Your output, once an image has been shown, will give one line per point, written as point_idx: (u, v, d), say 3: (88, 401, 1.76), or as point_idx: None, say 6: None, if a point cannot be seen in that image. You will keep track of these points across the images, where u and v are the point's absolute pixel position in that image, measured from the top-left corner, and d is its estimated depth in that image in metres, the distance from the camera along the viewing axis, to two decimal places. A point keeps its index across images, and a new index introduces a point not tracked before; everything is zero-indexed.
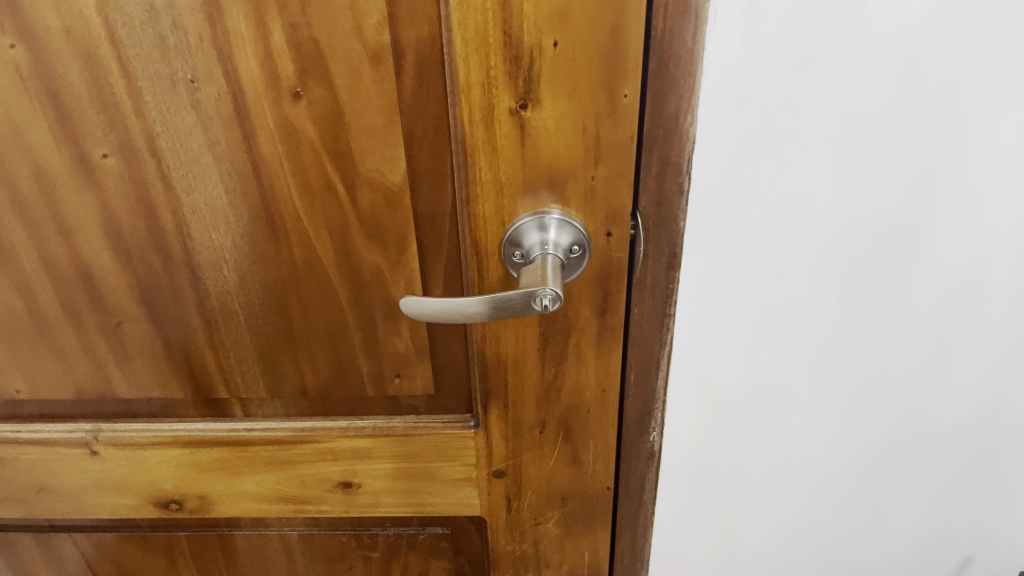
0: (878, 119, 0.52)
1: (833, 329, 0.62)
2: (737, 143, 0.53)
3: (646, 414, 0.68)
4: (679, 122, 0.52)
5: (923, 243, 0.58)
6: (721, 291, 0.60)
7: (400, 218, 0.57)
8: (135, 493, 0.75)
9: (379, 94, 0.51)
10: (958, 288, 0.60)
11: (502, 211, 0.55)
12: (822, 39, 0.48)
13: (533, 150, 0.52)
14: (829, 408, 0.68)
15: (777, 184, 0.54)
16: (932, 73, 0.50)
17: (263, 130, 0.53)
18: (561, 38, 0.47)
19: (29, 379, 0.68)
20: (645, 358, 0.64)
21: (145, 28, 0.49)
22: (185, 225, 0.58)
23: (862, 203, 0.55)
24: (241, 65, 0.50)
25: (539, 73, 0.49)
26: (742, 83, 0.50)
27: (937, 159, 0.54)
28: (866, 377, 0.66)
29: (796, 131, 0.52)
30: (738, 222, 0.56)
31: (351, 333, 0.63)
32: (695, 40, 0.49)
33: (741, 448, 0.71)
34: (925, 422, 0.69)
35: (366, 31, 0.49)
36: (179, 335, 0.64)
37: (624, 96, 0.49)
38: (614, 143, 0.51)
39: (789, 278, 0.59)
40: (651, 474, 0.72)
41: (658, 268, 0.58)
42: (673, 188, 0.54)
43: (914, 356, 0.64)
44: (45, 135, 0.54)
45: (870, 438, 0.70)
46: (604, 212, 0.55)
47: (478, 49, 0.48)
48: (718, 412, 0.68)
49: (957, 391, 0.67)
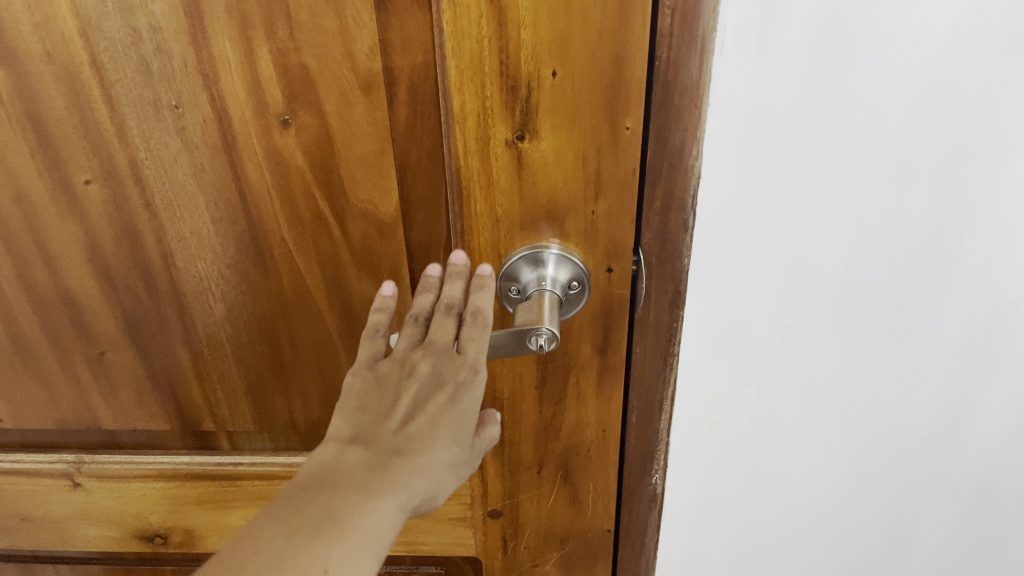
0: (895, 156, 0.49)
1: (846, 370, 0.60)
2: (746, 179, 0.50)
3: (648, 456, 0.65)
4: (684, 157, 0.49)
5: (942, 285, 0.55)
6: (728, 331, 0.57)
7: (393, 250, 0.55)
8: (119, 526, 0.72)
9: (371, 122, 0.49)
10: (981, 331, 0.57)
11: (498, 244, 0.52)
12: (838, 73, 0.46)
13: (531, 182, 0.50)
14: (841, 451, 0.65)
15: (788, 222, 0.52)
16: (953, 109, 0.47)
17: (251, 158, 0.51)
18: (560, 67, 0.45)
19: (12, 408, 0.66)
20: (647, 399, 0.61)
21: (128, 51, 0.47)
22: (171, 254, 0.55)
23: (878, 243, 0.53)
24: (227, 90, 0.48)
25: (537, 103, 0.46)
26: (752, 117, 0.47)
27: (958, 199, 0.51)
28: (882, 421, 0.63)
29: (809, 167, 0.49)
30: (747, 261, 0.54)
31: (342, 368, 0.61)
32: (701, 71, 0.46)
33: (749, 491, 0.68)
34: (942, 468, 0.66)
35: (358, 57, 0.47)
36: (165, 367, 0.62)
37: (627, 128, 0.47)
38: (616, 177, 0.49)
39: (801, 318, 0.57)
40: (654, 517, 0.69)
41: (662, 306, 0.56)
42: (677, 224, 0.52)
43: (931, 400, 0.61)
44: (26, 160, 0.52)
45: (884, 483, 0.67)
46: (605, 248, 0.52)
47: (473, 78, 0.46)
48: (724, 453, 0.65)
49: (977, 437, 0.64)
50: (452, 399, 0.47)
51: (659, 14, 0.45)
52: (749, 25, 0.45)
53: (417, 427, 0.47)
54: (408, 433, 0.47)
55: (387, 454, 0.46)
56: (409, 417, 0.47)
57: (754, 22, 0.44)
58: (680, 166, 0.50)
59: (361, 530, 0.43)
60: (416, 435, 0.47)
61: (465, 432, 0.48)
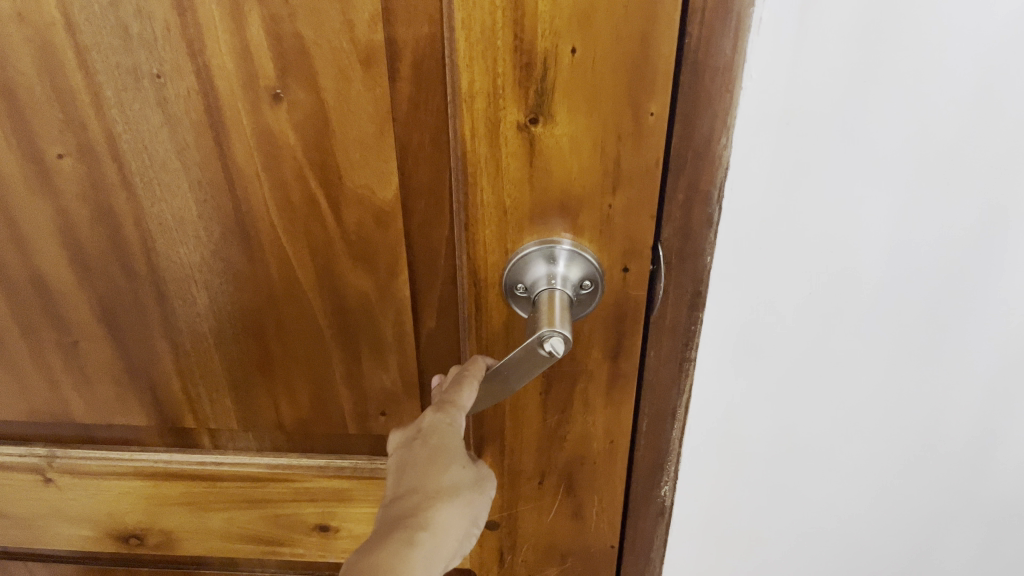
0: (943, 155, 0.44)
1: (876, 387, 0.55)
2: (778, 176, 0.46)
3: (658, 468, 0.61)
4: (712, 144, 0.45)
5: (986, 296, 0.51)
6: (753, 337, 0.53)
7: (391, 241, 0.50)
8: (93, 526, 0.68)
9: (370, 100, 0.45)
10: (1020, 347, 0.53)
11: (505, 238, 0.48)
12: (886, 59, 0.41)
13: (543, 171, 0.45)
14: (864, 472, 0.61)
15: (822, 224, 0.47)
16: (1009, 103, 0.43)
17: (238, 136, 0.46)
18: (581, 44, 0.41)
19: None
20: (659, 407, 0.57)
21: (106, 14, 0.43)
22: (151, 238, 0.51)
23: (920, 251, 0.48)
24: (213, 60, 0.44)
25: (553, 83, 0.42)
26: (788, 106, 0.43)
27: (1009, 204, 0.46)
28: (908, 440, 0.59)
29: (848, 164, 0.45)
30: (776, 265, 0.49)
31: (333, 366, 0.57)
32: (736, 51, 0.42)
33: (764, 510, 0.64)
34: (972, 490, 0.61)
35: (357, 27, 0.42)
36: (143, 359, 0.58)
37: (651, 114, 0.43)
38: (636, 168, 0.45)
39: (830, 329, 0.52)
40: (661, 532, 0.65)
41: (680, 307, 0.52)
42: (700, 217, 0.48)
43: (964, 419, 0.57)
44: None
45: (910, 507, 0.63)
46: (622, 244, 0.48)
47: (484, 53, 0.41)
48: (741, 469, 0.61)
49: (1009, 458, 0.59)
50: (423, 440, 0.47)
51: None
52: (790, 4, 0.40)
53: (405, 483, 0.46)
54: (407, 487, 0.46)
55: (386, 518, 0.45)
56: (400, 479, 0.47)
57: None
58: (707, 153, 0.45)
59: (374, 570, 0.41)
60: (414, 486, 0.46)
61: (458, 457, 0.47)
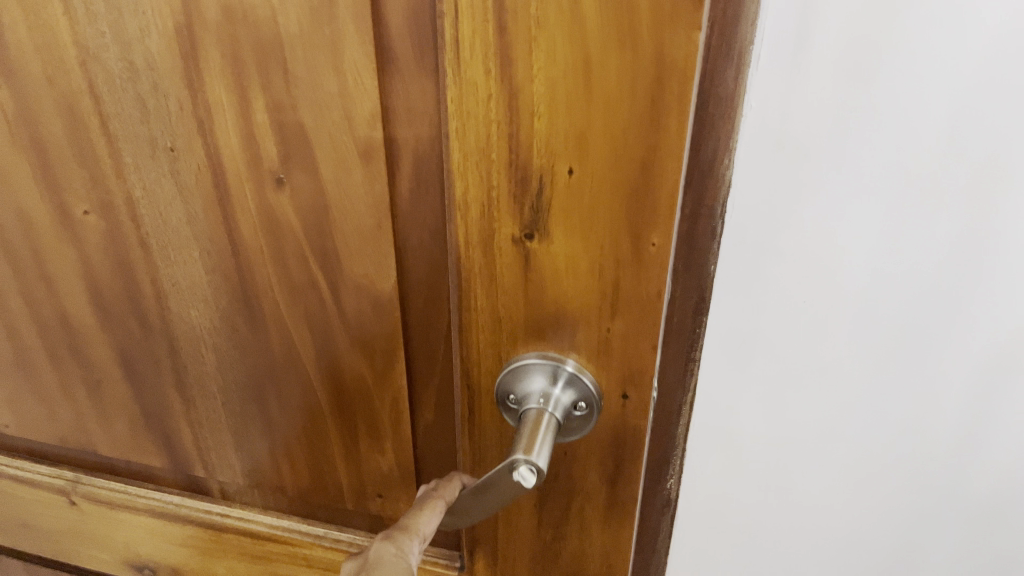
0: (922, 176, 0.43)
1: (858, 414, 0.54)
2: (760, 188, 0.46)
3: (661, 464, 0.59)
4: (715, 162, 0.45)
5: (972, 326, 0.49)
6: (735, 346, 0.53)
7: (388, 330, 0.49)
8: (109, 551, 0.70)
9: (369, 194, 0.43)
10: (1005, 376, 0.51)
11: (499, 347, 0.46)
12: (871, 74, 0.41)
13: (538, 286, 0.43)
14: (847, 498, 0.59)
15: (801, 241, 0.47)
16: (992, 125, 0.41)
17: (244, 212, 0.46)
18: (578, 165, 0.38)
19: (18, 418, 0.65)
20: (664, 407, 0.56)
21: (124, 86, 0.43)
22: (164, 295, 0.52)
23: (899, 275, 0.47)
24: (222, 140, 0.44)
25: (550, 202, 0.40)
26: (768, 119, 0.43)
27: (988, 228, 0.45)
28: (889, 472, 0.57)
29: (825, 180, 0.44)
30: (759, 280, 0.49)
31: (331, 441, 0.56)
32: (738, 82, 0.42)
33: (744, 528, 0.63)
34: (955, 527, 0.59)
35: (357, 123, 0.41)
36: (156, 404, 0.59)
37: (652, 245, 0.39)
38: (636, 297, 0.41)
39: (811, 350, 0.51)
40: (665, 528, 0.64)
41: (685, 312, 0.50)
42: (703, 228, 0.47)
43: (946, 452, 0.55)
44: (29, 182, 0.50)
45: (888, 538, 0.61)
46: (621, 372, 0.44)
47: (479, 162, 0.39)
48: (722, 487, 0.61)
49: (990, 496, 0.57)
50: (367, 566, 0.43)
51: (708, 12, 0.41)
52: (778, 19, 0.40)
53: None
54: None
55: None
56: None
57: (791, 7, 0.40)
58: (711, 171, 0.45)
59: None
60: None
61: None
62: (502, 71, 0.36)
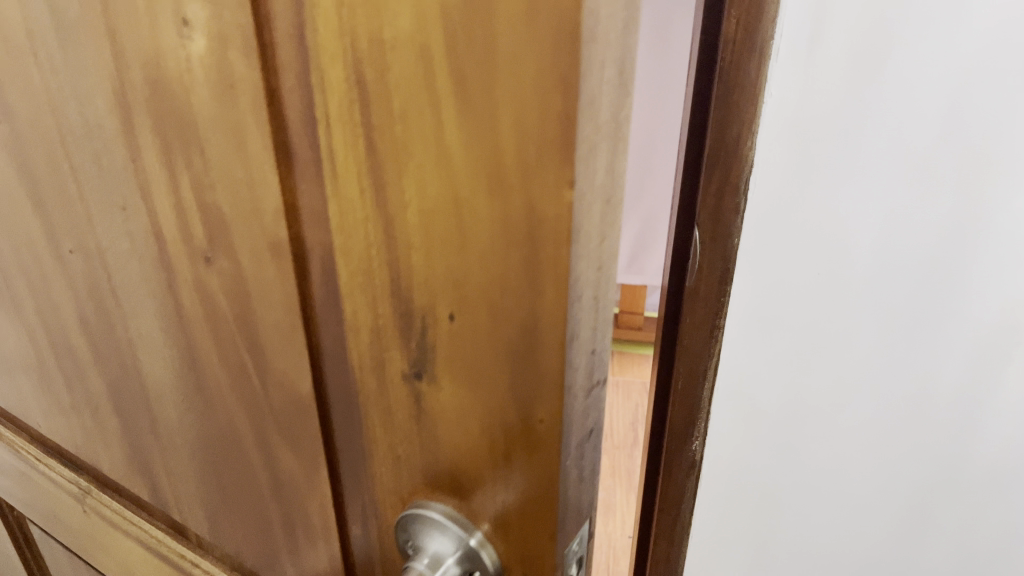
0: (914, 152, 0.47)
1: (874, 365, 0.56)
2: (784, 164, 0.49)
3: (689, 427, 0.62)
4: (747, 101, 0.47)
5: (957, 309, 0.53)
6: (752, 321, 0.56)
7: (310, 435, 0.44)
8: (113, 561, 0.72)
9: (283, 291, 0.39)
10: (989, 349, 0.55)
11: (401, 486, 0.40)
12: (878, 62, 0.45)
13: (432, 434, 0.37)
14: (864, 454, 0.61)
15: (818, 209, 0.51)
16: (969, 117, 0.46)
17: (184, 283, 0.44)
18: (457, 312, 0.32)
19: (48, 421, 0.68)
20: (691, 366, 0.59)
21: (82, 141, 0.43)
22: (135, 344, 0.51)
23: (896, 252, 0.51)
24: (158, 208, 0.42)
25: (434, 346, 0.33)
26: (787, 116, 0.48)
27: (972, 197, 0.48)
28: (899, 430, 0.60)
29: (833, 156, 0.48)
30: (778, 251, 0.53)
31: (275, 527, 0.52)
32: (759, 73, 0.47)
33: (762, 500, 0.66)
34: (950, 504, 0.64)
35: (265, 216, 0.37)
36: (140, 442, 0.59)
37: (540, 420, 0.32)
38: (530, 474, 0.34)
39: (826, 314, 0.55)
40: (691, 487, 0.66)
41: (712, 281, 0.54)
42: (739, 153, 0.49)
43: (939, 430, 0.59)
44: (30, 215, 0.51)
45: (896, 512, 0.65)
46: (520, 549, 0.37)
47: (364, 285, 0.34)
48: (744, 449, 0.63)
49: (983, 469, 0.61)
50: None
51: (725, 19, 0.46)
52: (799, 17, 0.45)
53: None
54: None
55: None
56: None
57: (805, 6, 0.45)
58: (739, 114, 0.48)
59: None
60: None
61: None
62: (377, 193, 0.31)
